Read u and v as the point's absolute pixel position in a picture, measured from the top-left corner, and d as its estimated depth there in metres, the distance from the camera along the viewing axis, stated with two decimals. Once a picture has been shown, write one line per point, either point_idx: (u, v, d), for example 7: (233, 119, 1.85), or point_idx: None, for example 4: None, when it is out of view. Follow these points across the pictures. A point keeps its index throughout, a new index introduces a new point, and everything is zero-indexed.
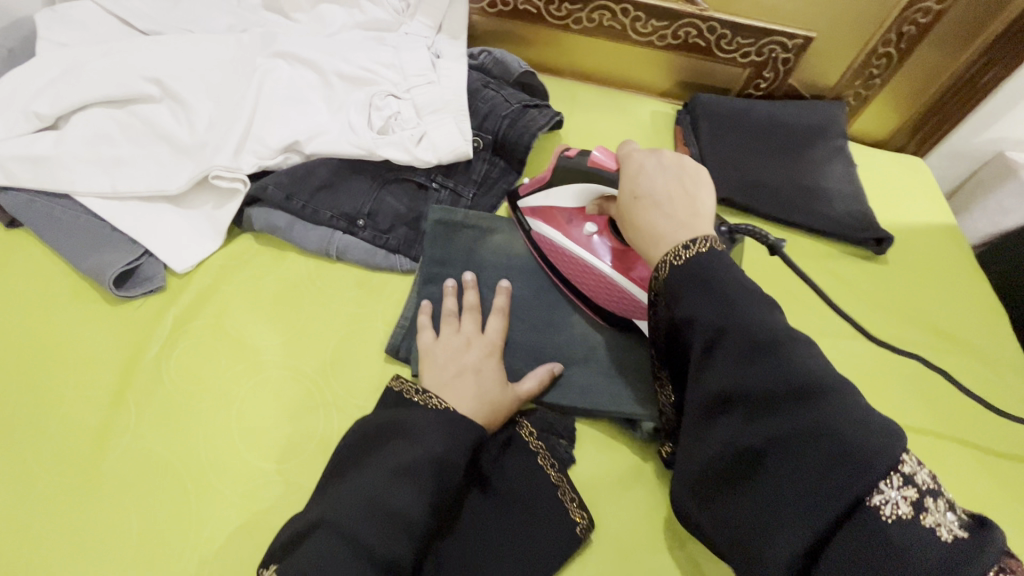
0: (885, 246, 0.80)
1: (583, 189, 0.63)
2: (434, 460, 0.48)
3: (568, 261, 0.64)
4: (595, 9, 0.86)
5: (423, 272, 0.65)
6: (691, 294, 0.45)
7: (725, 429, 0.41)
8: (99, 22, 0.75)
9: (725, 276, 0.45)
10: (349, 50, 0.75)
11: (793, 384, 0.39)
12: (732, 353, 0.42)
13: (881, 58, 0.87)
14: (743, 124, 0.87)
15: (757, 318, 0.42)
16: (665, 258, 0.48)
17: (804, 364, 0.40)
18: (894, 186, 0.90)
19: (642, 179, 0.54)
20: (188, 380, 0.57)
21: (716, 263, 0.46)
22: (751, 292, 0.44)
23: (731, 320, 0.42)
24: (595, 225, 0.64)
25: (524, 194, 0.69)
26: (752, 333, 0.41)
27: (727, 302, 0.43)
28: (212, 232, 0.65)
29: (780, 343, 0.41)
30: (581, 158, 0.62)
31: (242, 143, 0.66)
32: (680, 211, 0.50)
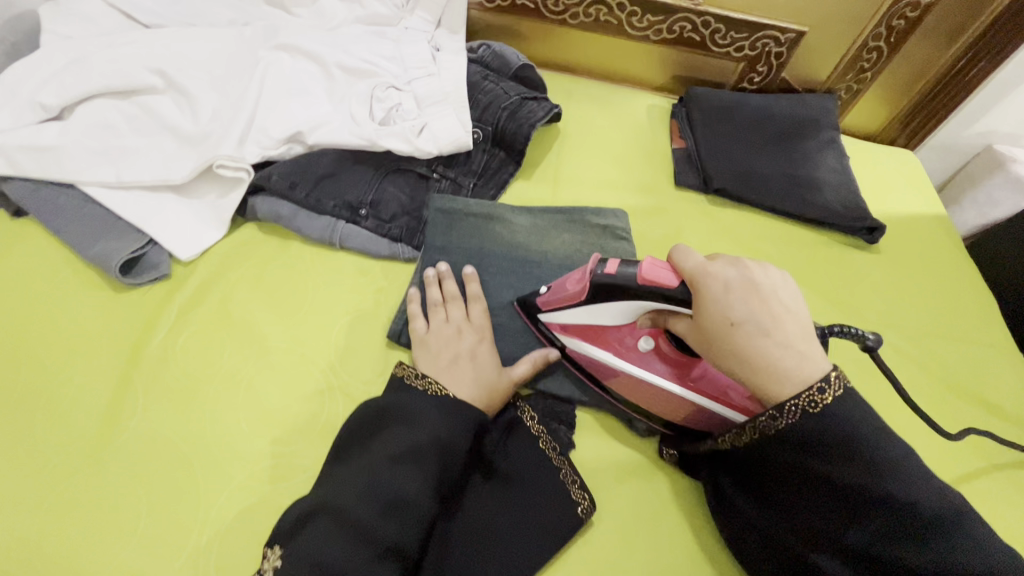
0: (877, 235, 0.82)
1: (632, 308, 0.54)
2: (436, 443, 0.50)
3: (617, 376, 0.60)
4: (592, 4, 0.88)
5: (425, 259, 0.66)
6: (823, 450, 0.43)
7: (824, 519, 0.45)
8: (103, 15, 0.75)
9: (860, 429, 0.43)
10: (351, 43, 0.77)
11: (888, 485, 0.42)
12: (877, 522, 0.42)
13: (872, 52, 0.89)
14: (737, 118, 0.88)
15: (905, 488, 0.41)
16: (795, 403, 0.44)
17: (956, 528, 0.40)
18: (885, 178, 0.92)
19: (734, 304, 0.46)
20: (195, 366, 0.58)
21: (852, 418, 0.43)
22: (887, 445, 0.43)
23: (871, 490, 0.42)
24: (648, 338, 0.58)
25: (545, 307, 0.61)
26: (845, 435, 0.43)
27: (820, 411, 0.43)
28: (215, 222, 0.66)
29: (933, 514, 0.41)
30: (626, 271, 0.52)
31: (246, 133, 0.67)
32: (793, 339, 0.45)
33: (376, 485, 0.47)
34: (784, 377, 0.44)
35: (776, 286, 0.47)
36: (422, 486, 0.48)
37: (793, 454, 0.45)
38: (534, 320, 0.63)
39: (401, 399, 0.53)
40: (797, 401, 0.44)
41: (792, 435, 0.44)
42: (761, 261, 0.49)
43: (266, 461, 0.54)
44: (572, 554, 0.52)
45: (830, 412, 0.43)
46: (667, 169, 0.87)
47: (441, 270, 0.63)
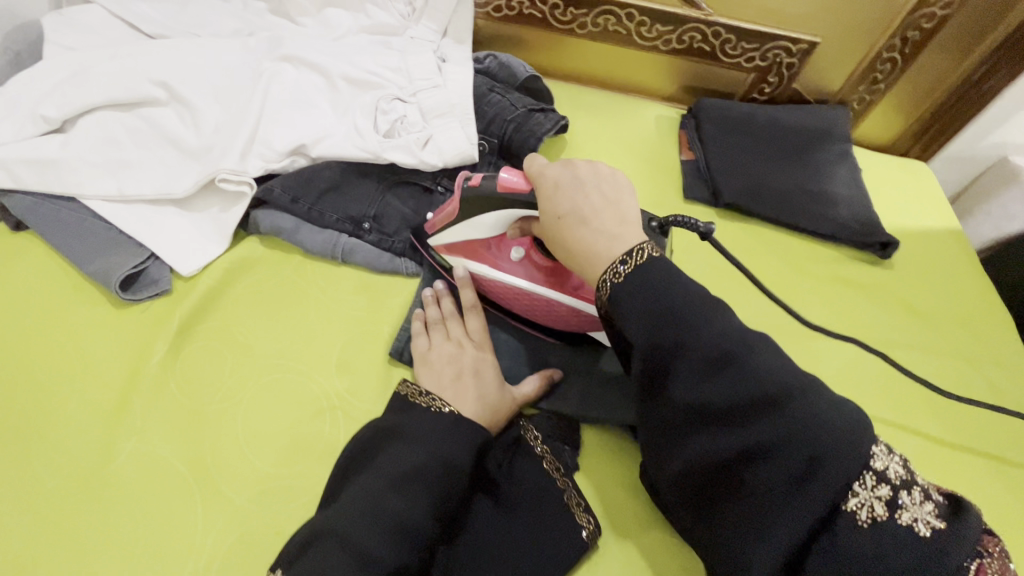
0: (891, 251, 0.80)
1: (499, 217, 0.57)
2: (442, 466, 0.48)
3: (499, 289, 0.63)
4: (600, 14, 0.87)
5: (428, 276, 0.66)
6: (636, 305, 0.43)
7: (697, 445, 0.42)
8: (107, 26, 0.75)
9: (670, 282, 0.44)
10: (356, 54, 0.76)
11: (755, 395, 0.40)
12: (694, 368, 0.41)
13: (886, 63, 0.87)
14: (746, 129, 0.87)
15: (715, 331, 0.41)
16: (605, 276, 0.46)
17: (763, 361, 0.41)
18: (898, 191, 0.90)
19: (559, 197, 0.50)
20: (196, 384, 0.57)
21: (662, 272, 0.44)
22: (696, 299, 0.43)
23: (677, 332, 0.42)
24: (520, 248, 0.61)
25: (431, 231, 0.64)
26: (709, 346, 0.41)
27: (669, 313, 0.42)
28: (217, 235, 0.65)
29: (738, 353, 0.41)
30: (488, 183, 0.55)
31: (249, 146, 0.66)
32: (608, 223, 0.48)
33: (380, 511, 0.45)
34: (592, 255, 0.47)
35: (600, 178, 0.51)
36: (427, 513, 0.46)
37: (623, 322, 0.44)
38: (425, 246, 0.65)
39: (401, 419, 0.52)
40: (604, 276, 0.46)
41: (655, 328, 0.42)
42: (595, 160, 0.52)
43: (264, 482, 0.53)
44: None
45: (651, 269, 0.44)
46: (674, 182, 0.86)
47: (438, 287, 0.63)
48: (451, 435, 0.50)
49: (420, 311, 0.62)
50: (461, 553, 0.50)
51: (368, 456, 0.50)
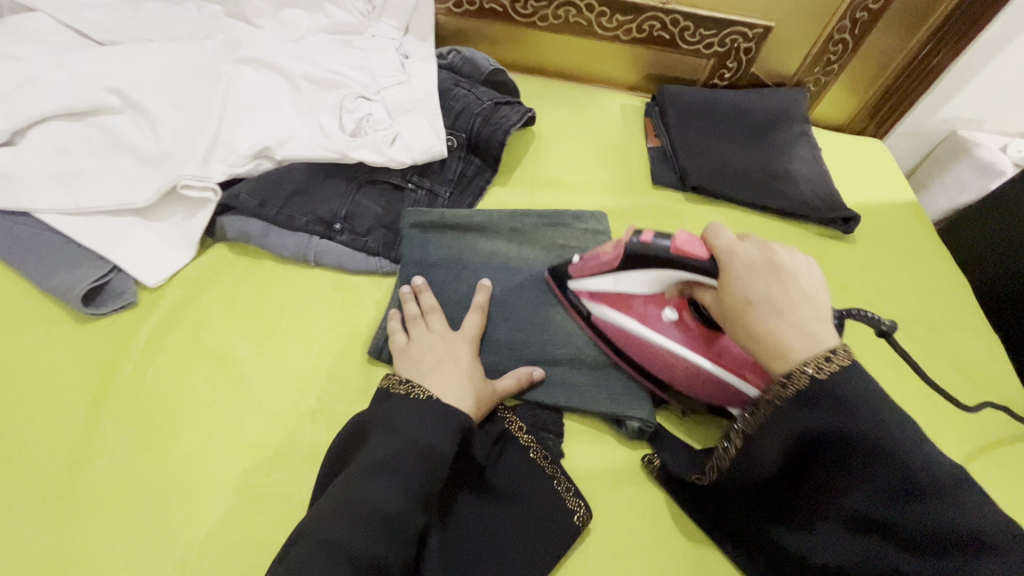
0: (852, 225, 0.83)
1: (661, 276, 0.55)
2: (422, 453, 0.48)
3: (642, 348, 0.59)
4: (560, 6, 0.87)
5: (404, 274, 0.65)
6: (823, 411, 0.41)
7: (867, 547, 0.41)
8: (54, 34, 0.72)
9: (864, 405, 0.40)
10: (317, 55, 0.75)
11: (953, 532, 0.37)
12: (885, 487, 0.39)
13: (837, 45, 0.90)
14: (708, 114, 0.89)
15: (915, 452, 0.38)
16: (804, 365, 0.42)
17: (973, 503, 0.37)
18: (857, 167, 0.93)
19: (753, 280, 0.47)
20: (169, 396, 0.55)
21: (859, 391, 0.40)
22: (894, 415, 0.40)
23: (831, 401, 0.40)
24: (674, 308, 0.58)
25: (575, 276, 0.62)
26: (909, 471, 0.38)
27: (864, 423, 0.39)
28: (182, 244, 0.63)
29: (941, 486, 0.38)
30: (660, 243, 0.53)
31: (211, 151, 0.65)
32: (802, 319, 0.45)
33: (360, 501, 0.45)
34: (788, 353, 0.44)
35: (799, 270, 0.48)
36: (412, 499, 0.46)
37: (781, 430, 0.43)
38: (563, 292, 0.64)
39: (381, 411, 0.51)
40: (807, 367, 0.42)
41: (837, 424, 0.40)
42: (786, 245, 0.49)
43: (245, 490, 0.52)
44: (570, 563, 0.52)
45: (842, 383, 0.41)
46: (643, 169, 0.87)
47: (418, 283, 0.62)
48: (430, 422, 0.50)
49: (397, 309, 0.62)
50: (451, 538, 0.50)
51: (352, 449, 0.51)
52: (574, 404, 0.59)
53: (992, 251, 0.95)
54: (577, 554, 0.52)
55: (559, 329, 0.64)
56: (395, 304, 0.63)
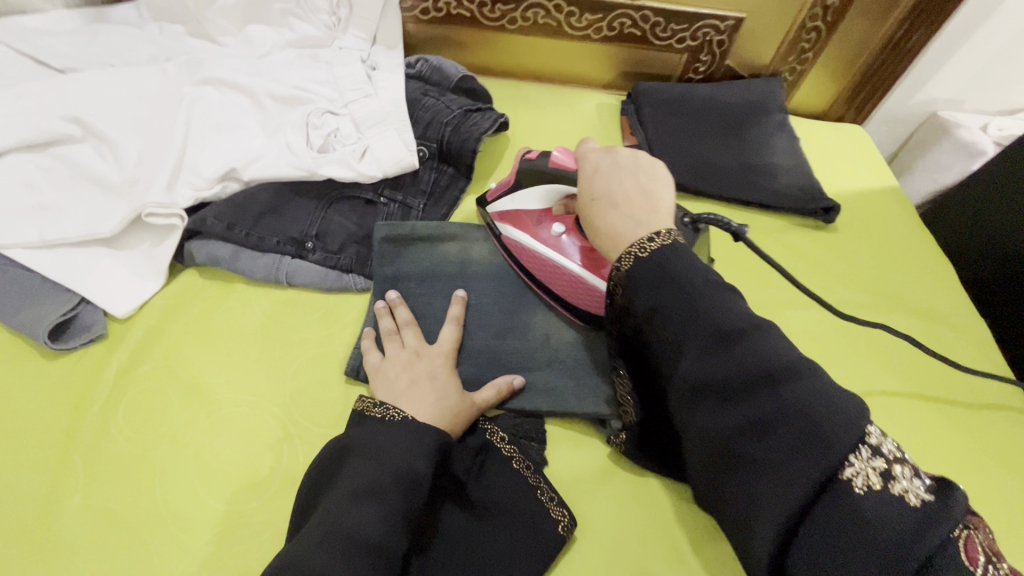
0: (833, 215, 0.82)
1: (549, 190, 0.62)
2: (401, 471, 0.47)
3: (538, 262, 0.63)
4: (528, 8, 0.85)
5: (378, 289, 0.64)
6: (649, 281, 0.44)
7: (703, 416, 0.40)
8: (12, 65, 0.71)
9: (682, 269, 0.43)
10: (282, 71, 0.74)
11: (761, 369, 0.38)
12: (702, 343, 0.41)
13: (811, 32, 0.89)
14: (683, 109, 0.88)
15: (718, 307, 0.41)
16: (630, 250, 0.46)
17: (771, 346, 0.39)
18: (837, 155, 0.92)
19: (598, 180, 0.54)
20: (140, 429, 0.54)
21: (677, 255, 0.45)
22: (706, 278, 0.43)
23: (656, 273, 0.44)
24: (564, 226, 0.62)
25: (491, 199, 0.69)
26: (716, 323, 0.41)
27: (678, 288, 0.43)
28: (151, 272, 0.62)
29: (745, 333, 0.40)
30: (543, 160, 0.62)
31: (175, 176, 0.64)
32: (637, 210, 0.49)
33: (337, 527, 0.43)
34: (618, 237, 0.49)
35: (643, 169, 0.53)
36: (392, 520, 0.45)
37: (631, 308, 0.45)
38: (485, 222, 0.69)
39: (356, 431, 0.50)
40: (631, 249, 0.46)
41: (654, 291, 0.44)
42: (639, 154, 0.55)
43: (222, 521, 0.51)
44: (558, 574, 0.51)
45: (667, 249, 0.45)
46: None
47: (392, 298, 0.61)
48: (406, 438, 0.49)
49: (372, 327, 0.61)
50: (434, 556, 0.49)
51: (327, 473, 0.49)
52: (557, 410, 0.58)
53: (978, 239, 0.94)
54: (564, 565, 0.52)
55: (537, 336, 0.63)
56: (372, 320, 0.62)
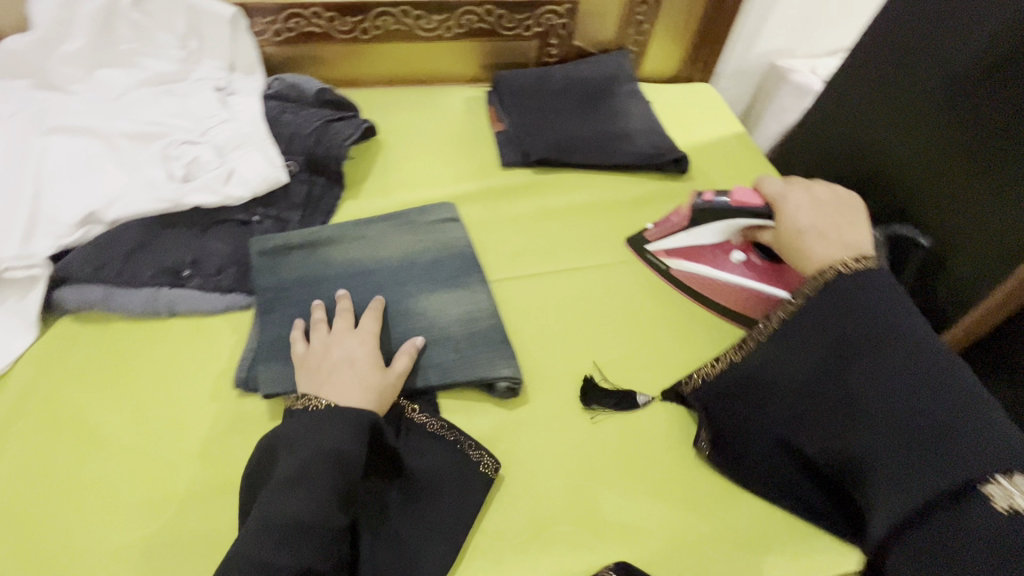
0: (684, 163, 0.90)
1: (727, 226, 0.72)
2: (327, 457, 0.49)
3: (714, 287, 0.74)
4: (377, 17, 0.89)
5: (260, 303, 0.66)
6: (860, 293, 0.55)
7: (847, 421, 0.52)
8: None
9: (872, 303, 0.54)
10: (132, 110, 0.74)
11: (934, 390, 0.49)
12: (898, 358, 0.51)
13: (641, 5, 0.98)
14: (541, 91, 0.95)
15: (915, 330, 0.53)
16: (834, 264, 0.58)
17: (964, 378, 0.49)
18: (688, 112, 1.02)
19: (795, 215, 0.66)
20: (34, 479, 0.55)
21: (880, 276, 0.56)
22: (908, 305, 0.54)
23: (859, 282, 0.56)
24: (741, 252, 0.74)
25: (651, 240, 0.78)
26: (907, 341, 0.52)
27: (865, 296, 0.55)
28: (20, 327, 0.62)
29: (943, 360, 0.51)
30: (721, 199, 0.71)
31: (33, 227, 0.64)
32: (841, 236, 0.62)
33: (274, 520, 0.46)
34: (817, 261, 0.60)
35: (834, 202, 0.67)
36: (328, 501, 0.48)
37: (820, 302, 0.57)
38: (643, 257, 0.78)
39: (280, 432, 0.53)
40: (833, 264, 0.58)
41: (852, 289, 0.56)
42: (831, 184, 0.70)
43: (124, 549, 0.52)
44: (489, 514, 0.57)
45: (845, 279, 0.56)
46: (491, 153, 0.91)
47: (314, 304, 0.63)
48: (328, 425, 0.51)
49: (304, 320, 0.64)
50: (375, 522, 0.53)
51: (262, 476, 0.52)
52: (445, 380, 0.62)
53: (839, 113, 0.92)
54: (491, 512, 0.57)
55: (423, 320, 0.66)
56: (262, 328, 0.64)
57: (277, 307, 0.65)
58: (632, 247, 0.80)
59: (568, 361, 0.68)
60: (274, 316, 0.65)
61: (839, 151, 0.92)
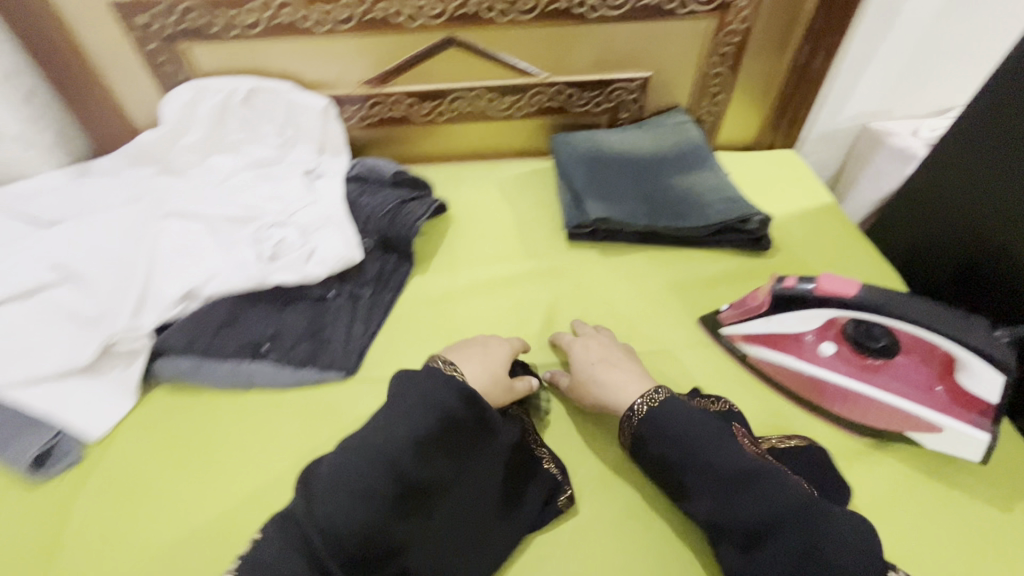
0: (766, 242, 0.83)
1: (816, 313, 0.62)
2: (394, 468, 0.50)
3: (804, 382, 0.65)
4: (453, 100, 0.94)
5: (578, 162, 0.90)
6: (673, 426, 0.57)
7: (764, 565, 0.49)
8: (8, 227, 0.80)
9: (680, 436, 0.56)
10: (236, 195, 0.83)
11: (769, 517, 0.50)
12: (718, 499, 0.53)
13: (716, 78, 0.95)
14: (609, 157, 0.91)
15: (718, 457, 0.54)
16: None
17: (771, 492, 0.51)
18: (769, 181, 0.96)
19: None
20: (116, 544, 0.59)
21: (671, 412, 0.58)
22: (701, 429, 0.56)
23: (658, 433, 0.57)
24: (831, 344, 0.66)
25: (728, 322, 0.71)
26: (723, 474, 0.53)
27: (671, 439, 0.56)
28: (124, 392, 0.69)
29: (742, 480, 0.53)
30: (805, 286, 0.61)
31: (142, 303, 0.72)
32: None
33: (343, 536, 0.47)
34: None
35: None
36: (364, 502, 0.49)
37: (681, 449, 0.56)
38: (719, 339, 0.71)
39: (371, 419, 0.54)
40: None
41: (663, 443, 0.57)
42: None
43: None
44: None
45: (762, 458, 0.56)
46: (558, 228, 0.90)
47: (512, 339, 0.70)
48: (427, 409, 0.53)
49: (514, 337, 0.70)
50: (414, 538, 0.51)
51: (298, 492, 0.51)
52: (707, 222, 0.81)
53: (1011, 203, 0.73)
54: None
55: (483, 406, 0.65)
56: (575, 175, 0.88)
57: (587, 158, 0.90)
58: (707, 330, 0.73)
59: (623, 505, 0.61)
60: (586, 165, 0.89)
61: (1021, 247, 0.71)
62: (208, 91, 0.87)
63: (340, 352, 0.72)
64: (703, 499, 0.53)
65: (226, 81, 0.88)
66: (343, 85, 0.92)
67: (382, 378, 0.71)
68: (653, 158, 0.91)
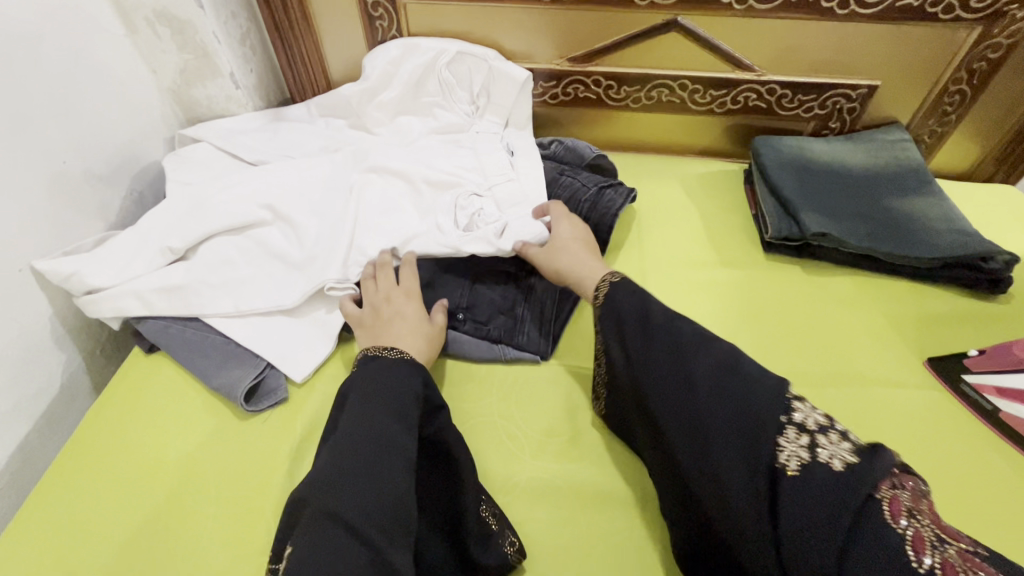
0: (1003, 287, 0.74)
1: None
2: (380, 438, 0.47)
3: None
4: (653, 88, 0.90)
5: (783, 168, 0.83)
6: (616, 304, 0.55)
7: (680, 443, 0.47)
8: (216, 159, 0.83)
9: (623, 305, 0.55)
10: (432, 158, 0.81)
11: (678, 387, 0.48)
12: (638, 362, 0.52)
13: (954, 95, 0.85)
14: (818, 168, 0.84)
15: (639, 317, 0.53)
16: None
17: (682, 358, 0.49)
18: (996, 218, 0.86)
19: None
20: None
21: (624, 290, 0.56)
22: (637, 298, 0.55)
23: (609, 306, 0.56)
24: None
25: (975, 368, 0.64)
26: (646, 334, 0.52)
27: (614, 310, 0.55)
28: (323, 339, 0.69)
29: (667, 345, 0.50)
30: None
31: (348, 256, 0.71)
32: None
33: (367, 513, 0.43)
34: None
35: None
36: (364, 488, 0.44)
37: (613, 314, 0.55)
38: (957, 388, 0.64)
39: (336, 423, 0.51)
40: None
41: (609, 317, 0.55)
42: None
43: None
44: None
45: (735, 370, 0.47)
46: (752, 235, 0.84)
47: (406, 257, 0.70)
48: (396, 391, 0.51)
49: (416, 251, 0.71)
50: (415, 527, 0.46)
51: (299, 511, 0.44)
52: (940, 253, 0.73)
53: None
54: None
55: None
56: (781, 182, 0.81)
57: (791, 165, 0.84)
58: (939, 374, 0.66)
59: None
60: (789, 172, 0.82)
61: None
62: (415, 49, 0.87)
63: (537, 333, 0.69)
64: (638, 369, 0.52)
65: (435, 41, 0.87)
66: (545, 59, 0.89)
67: (575, 366, 0.68)
68: (867, 174, 0.83)
